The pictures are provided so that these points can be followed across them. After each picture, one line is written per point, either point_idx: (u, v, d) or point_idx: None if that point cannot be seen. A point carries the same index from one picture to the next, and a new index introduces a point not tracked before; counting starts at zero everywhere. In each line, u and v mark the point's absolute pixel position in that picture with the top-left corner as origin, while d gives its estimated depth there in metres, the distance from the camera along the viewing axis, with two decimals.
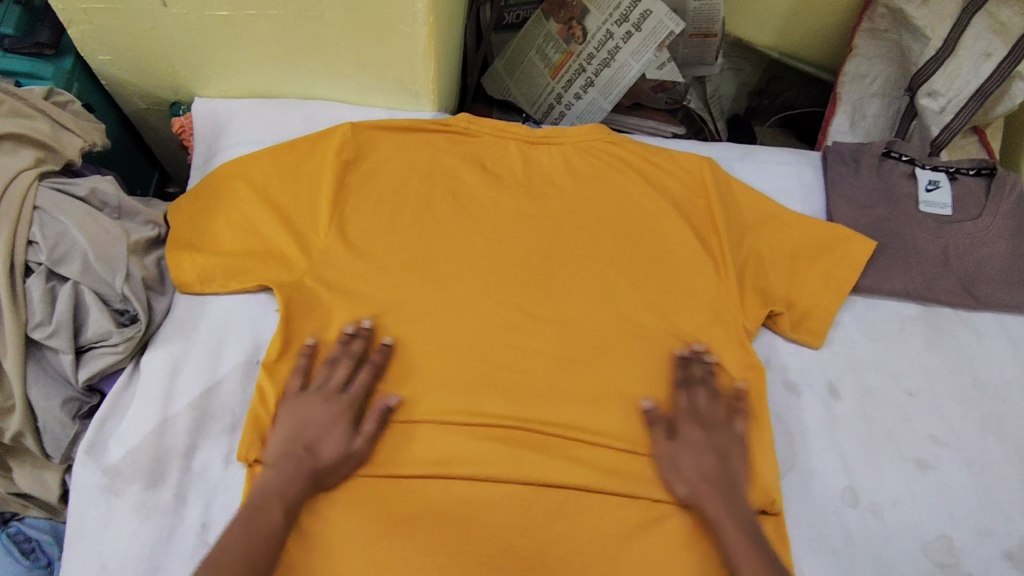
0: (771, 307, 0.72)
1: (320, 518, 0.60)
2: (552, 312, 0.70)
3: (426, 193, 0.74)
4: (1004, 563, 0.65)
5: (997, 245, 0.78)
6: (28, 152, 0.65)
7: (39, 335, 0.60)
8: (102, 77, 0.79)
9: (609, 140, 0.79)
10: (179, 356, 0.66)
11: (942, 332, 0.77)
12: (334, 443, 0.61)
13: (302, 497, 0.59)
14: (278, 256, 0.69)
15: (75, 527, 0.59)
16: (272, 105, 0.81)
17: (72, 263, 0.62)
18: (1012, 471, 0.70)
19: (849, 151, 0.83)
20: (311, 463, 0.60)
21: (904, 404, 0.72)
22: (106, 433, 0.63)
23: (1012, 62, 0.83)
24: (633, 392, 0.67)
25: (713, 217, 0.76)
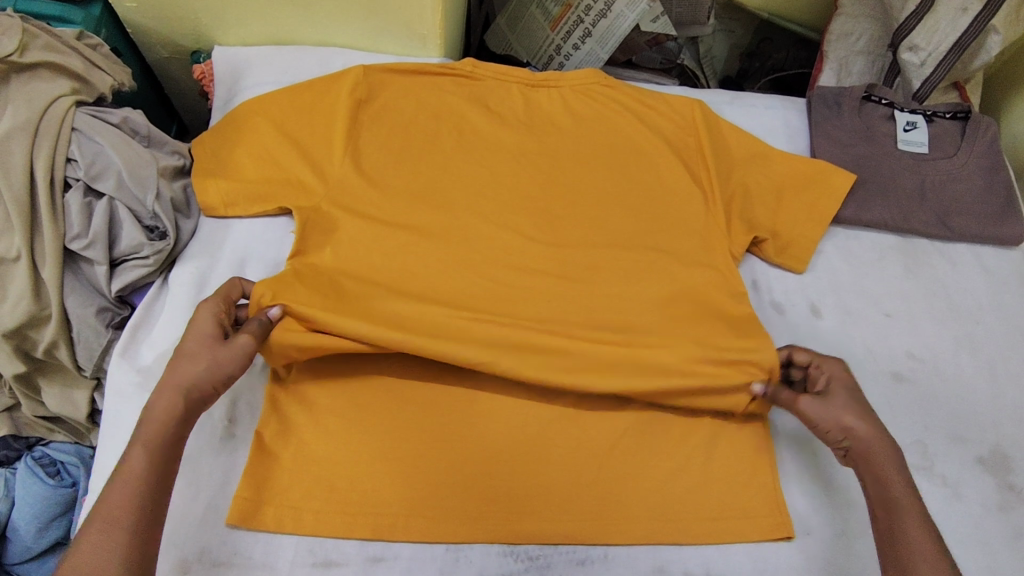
0: (754, 234, 0.77)
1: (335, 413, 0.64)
2: (553, 237, 0.75)
3: (435, 129, 0.79)
4: (976, 466, 0.70)
5: (972, 180, 0.83)
6: (65, 82, 0.70)
7: (77, 246, 0.65)
8: (128, 24, 0.84)
9: (607, 84, 0.84)
10: (205, 271, 0.72)
11: (918, 261, 0.82)
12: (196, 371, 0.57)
13: (168, 421, 0.55)
14: (297, 183, 0.74)
15: (109, 421, 0.64)
16: (289, 51, 0.86)
17: (108, 180, 0.67)
18: (984, 385, 0.75)
19: (831, 95, 0.88)
20: (176, 371, 0.57)
21: (882, 324, 0.77)
22: (139, 340, 0.68)
23: (988, 15, 0.86)
24: (630, 308, 0.71)
25: (703, 153, 0.80)
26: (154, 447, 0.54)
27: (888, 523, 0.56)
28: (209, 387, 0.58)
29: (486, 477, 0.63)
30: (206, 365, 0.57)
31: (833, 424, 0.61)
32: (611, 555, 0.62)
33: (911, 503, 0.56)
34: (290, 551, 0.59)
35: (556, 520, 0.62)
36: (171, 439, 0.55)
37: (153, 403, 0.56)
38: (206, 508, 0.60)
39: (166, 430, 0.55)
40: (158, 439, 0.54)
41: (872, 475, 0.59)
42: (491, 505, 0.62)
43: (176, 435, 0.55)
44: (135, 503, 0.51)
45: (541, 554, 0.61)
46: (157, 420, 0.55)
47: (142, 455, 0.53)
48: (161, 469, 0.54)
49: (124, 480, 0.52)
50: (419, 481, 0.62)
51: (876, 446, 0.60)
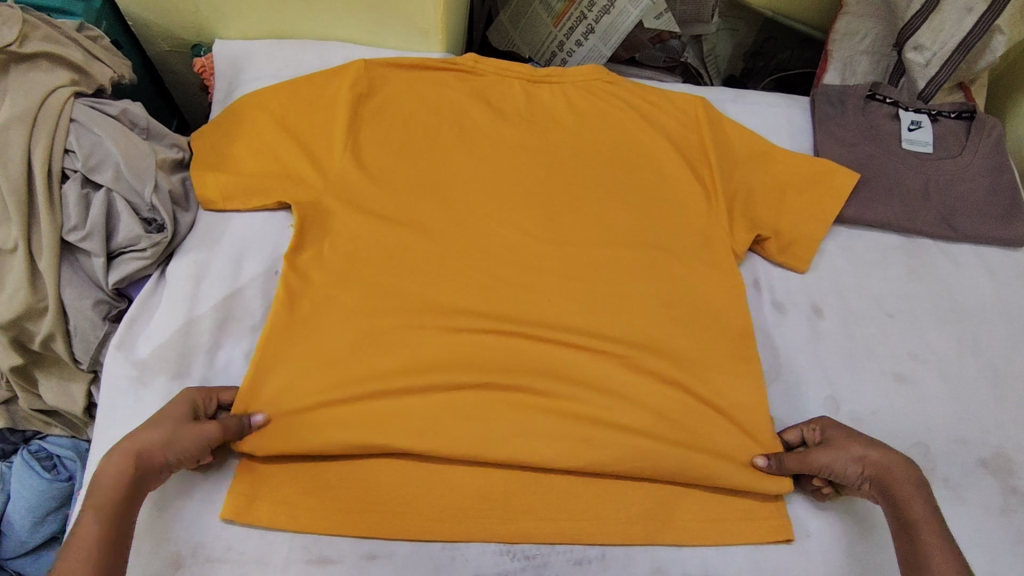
0: (757, 232, 0.76)
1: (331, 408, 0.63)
2: (553, 233, 0.74)
3: (435, 124, 0.79)
4: (978, 469, 0.69)
5: (976, 180, 0.83)
6: (64, 72, 0.69)
7: (74, 238, 0.64)
8: (129, 17, 0.83)
9: (609, 80, 0.83)
10: (203, 265, 0.71)
11: (922, 261, 0.81)
12: (156, 442, 0.56)
13: (117, 487, 0.53)
14: (296, 177, 0.73)
15: (105, 414, 0.64)
16: (290, 45, 0.86)
17: (106, 171, 0.67)
18: (988, 387, 0.74)
19: (835, 93, 0.87)
20: (135, 435, 0.56)
21: (885, 325, 0.77)
22: (135, 334, 0.67)
23: (993, 15, 0.86)
24: (631, 307, 0.71)
25: (706, 151, 0.80)
26: (105, 514, 0.52)
27: (914, 549, 0.57)
28: (156, 457, 0.56)
29: (483, 475, 0.62)
30: (164, 435, 0.56)
31: (847, 462, 0.61)
32: (608, 554, 0.61)
33: (933, 523, 0.57)
34: (284, 548, 0.59)
35: (553, 519, 0.61)
36: (122, 509, 0.53)
37: (104, 465, 0.54)
38: (200, 504, 0.60)
39: (115, 499, 0.53)
40: (110, 505, 0.52)
41: (894, 504, 0.59)
42: (488, 503, 0.61)
43: (126, 504, 0.53)
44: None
45: (538, 553, 0.61)
46: (107, 485, 0.53)
47: (92, 522, 0.52)
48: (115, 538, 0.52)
49: (76, 547, 0.50)
50: (414, 479, 0.62)
51: (894, 471, 0.60)
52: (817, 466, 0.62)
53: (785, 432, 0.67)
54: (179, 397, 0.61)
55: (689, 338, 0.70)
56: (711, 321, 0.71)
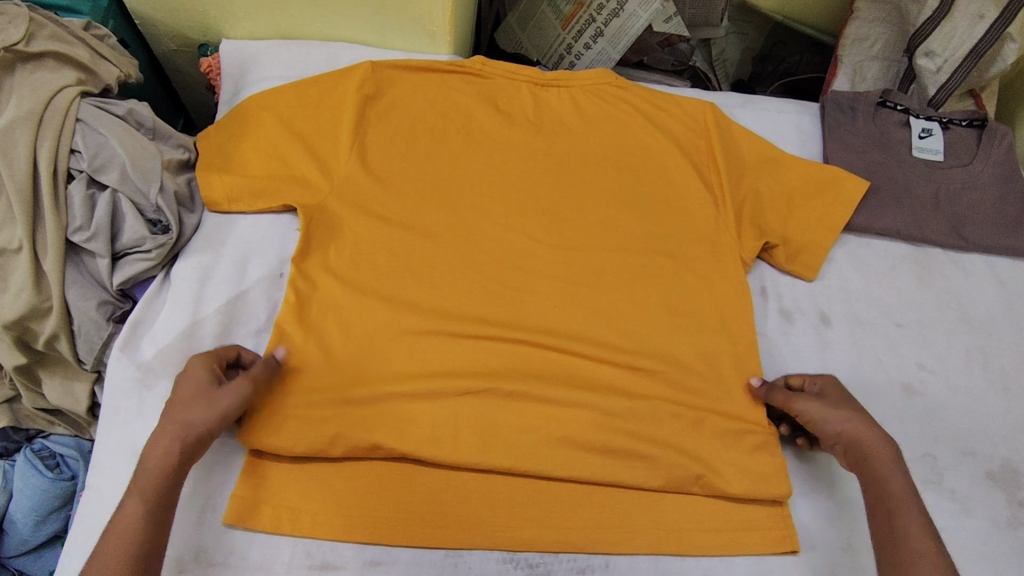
0: (765, 240, 0.76)
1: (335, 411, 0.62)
2: (560, 239, 0.74)
3: (442, 127, 0.78)
4: (986, 482, 0.68)
5: (987, 190, 0.82)
6: (70, 72, 0.69)
7: (79, 238, 0.64)
8: (136, 16, 0.83)
9: (618, 84, 0.83)
10: (208, 266, 0.71)
11: (931, 271, 0.81)
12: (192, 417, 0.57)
13: (165, 465, 0.55)
14: (301, 179, 0.73)
15: (108, 416, 0.64)
16: (297, 45, 0.85)
17: (111, 172, 0.66)
18: (996, 399, 0.73)
19: (845, 100, 0.87)
20: (175, 412, 0.57)
21: (893, 335, 0.76)
22: (139, 335, 0.67)
23: (1004, 22, 0.84)
24: (637, 314, 0.70)
25: (714, 157, 0.79)
26: (150, 497, 0.53)
27: (884, 515, 0.56)
28: (196, 434, 0.56)
29: (486, 482, 0.62)
30: (201, 407, 0.57)
31: (829, 419, 0.62)
32: (612, 564, 0.61)
33: (908, 497, 0.56)
34: (287, 553, 0.59)
35: (556, 527, 0.61)
36: (165, 489, 0.54)
37: (150, 445, 0.56)
38: (203, 507, 0.60)
39: (159, 478, 0.54)
40: (154, 488, 0.54)
41: (868, 470, 0.59)
42: (491, 511, 0.61)
43: (170, 484, 0.54)
44: (127, 559, 0.50)
45: (541, 562, 0.60)
46: (151, 466, 0.54)
47: (134, 505, 0.53)
48: (159, 520, 0.53)
49: (119, 533, 0.51)
50: (417, 486, 0.61)
51: (864, 439, 0.60)
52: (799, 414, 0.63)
53: (789, 376, 0.68)
54: (193, 364, 0.60)
55: (695, 346, 0.69)
56: (718, 330, 0.71)
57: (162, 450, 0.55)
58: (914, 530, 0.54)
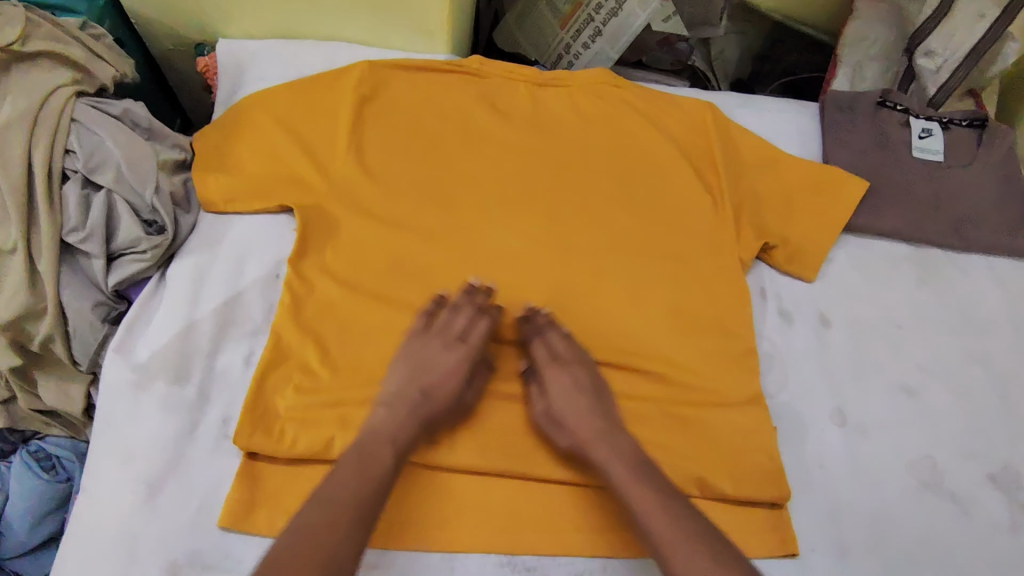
0: (764, 240, 0.75)
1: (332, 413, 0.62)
2: (558, 240, 0.73)
3: (439, 126, 0.78)
4: (986, 484, 0.68)
5: (987, 191, 0.82)
6: (66, 71, 0.69)
7: (73, 239, 0.64)
8: (132, 15, 0.83)
9: (616, 84, 0.83)
10: (204, 267, 0.70)
11: (931, 271, 0.80)
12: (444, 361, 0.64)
13: (388, 407, 0.60)
14: (299, 179, 0.72)
15: (103, 418, 0.63)
16: (294, 44, 0.85)
17: (107, 172, 0.66)
18: (997, 400, 0.73)
19: (845, 100, 0.86)
20: (410, 356, 0.64)
21: (893, 335, 0.76)
22: (134, 336, 0.67)
23: (1006, 21, 0.84)
24: (635, 316, 0.70)
25: (714, 157, 0.79)
26: (398, 448, 0.58)
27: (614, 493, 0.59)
28: (418, 392, 0.62)
29: (484, 485, 0.62)
30: (445, 350, 0.64)
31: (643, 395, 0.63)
32: (609, 567, 0.60)
33: (627, 478, 0.58)
34: None
35: (555, 530, 0.60)
36: (410, 437, 0.59)
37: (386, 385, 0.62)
38: (199, 509, 0.60)
39: (387, 430, 0.58)
40: (400, 440, 0.58)
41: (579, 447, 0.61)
42: (487, 514, 0.60)
43: (405, 421, 0.60)
44: (353, 496, 0.54)
45: (539, 565, 0.60)
46: (396, 415, 0.60)
47: (389, 452, 0.57)
48: (393, 460, 0.57)
49: (347, 475, 0.56)
50: (413, 489, 0.61)
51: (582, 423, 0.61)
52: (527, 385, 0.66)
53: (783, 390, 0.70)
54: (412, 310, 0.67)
55: (694, 348, 0.69)
56: (716, 331, 0.70)
57: (415, 407, 0.60)
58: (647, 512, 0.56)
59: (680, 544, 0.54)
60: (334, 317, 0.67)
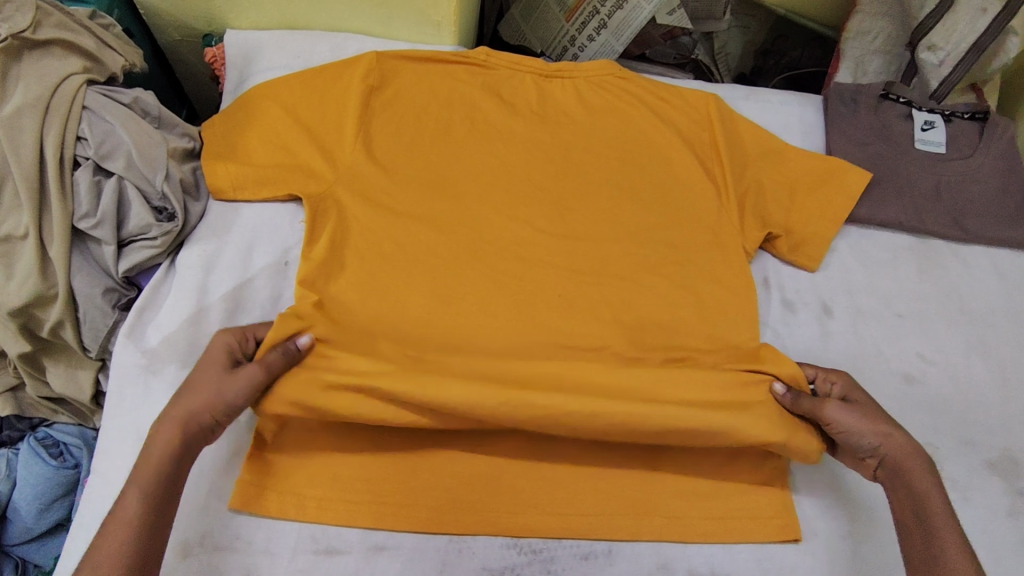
0: (768, 230, 0.76)
1: None
2: (564, 230, 0.74)
3: (446, 116, 0.78)
4: (986, 471, 0.69)
5: (989, 182, 0.82)
6: (76, 60, 0.69)
7: (85, 226, 0.64)
8: (141, 7, 0.83)
9: (622, 75, 0.83)
10: (212, 254, 0.71)
11: (933, 262, 0.81)
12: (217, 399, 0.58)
13: (168, 455, 0.55)
14: (306, 168, 0.73)
15: (114, 402, 0.64)
16: (301, 35, 0.86)
17: (118, 159, 0.67)
18: (996, 390, 0.74)
19: (849, 92, 0.87)
20: (179, 403, 0.57)
21: (894, 324, 0.76)
22: (145, 322, 0.68)
23: (1007, 16, 0.84)
24: (640, 304, 0.71)
25: (717, 149, 0.79)
26: (150, 483, 0.53)
27: (919, 533, 0.56)
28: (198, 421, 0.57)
29: (491, 468, 0.63)
30: (206, 392, 0.58)
31: (867, 430, 0.60)
32: (615, 550, 0.61)
33: (946, 514, 0.55)
34: (292, 538, 0.59)
35: (560, 514, 0.61)
36: (168, 475, 0.54)
37: (154, 435, 0.56)
38: (209, 493, 0.60)
39: (157, 467, 0.54)
40: (156, 483, 0.53)
41: (907, 484, 0.58)
42: (495, 496, 0.62)
43: (175, 467, 0.55)
44: (127, 545, 0.50)
45: (545, 548, 0.61)
46: (153, 458, 0.54)
47: (135, 493, 0.53)
48: (160, 503, 0.53)
49: (122, 519, 0.52)
50: (420, 476, 0.62)
51: (912, 459, 0.59)
52: (831, 423, 0.62)
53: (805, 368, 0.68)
54: (214, 349, 0.61)
55: (699, 337, 0.70)
56: (720, 320, 0.71)
57: (163, 453, 0.55)
58: (953, 553, 0.53)
59: (959, 549, 0.53)
60: (339, 306, 0.67)
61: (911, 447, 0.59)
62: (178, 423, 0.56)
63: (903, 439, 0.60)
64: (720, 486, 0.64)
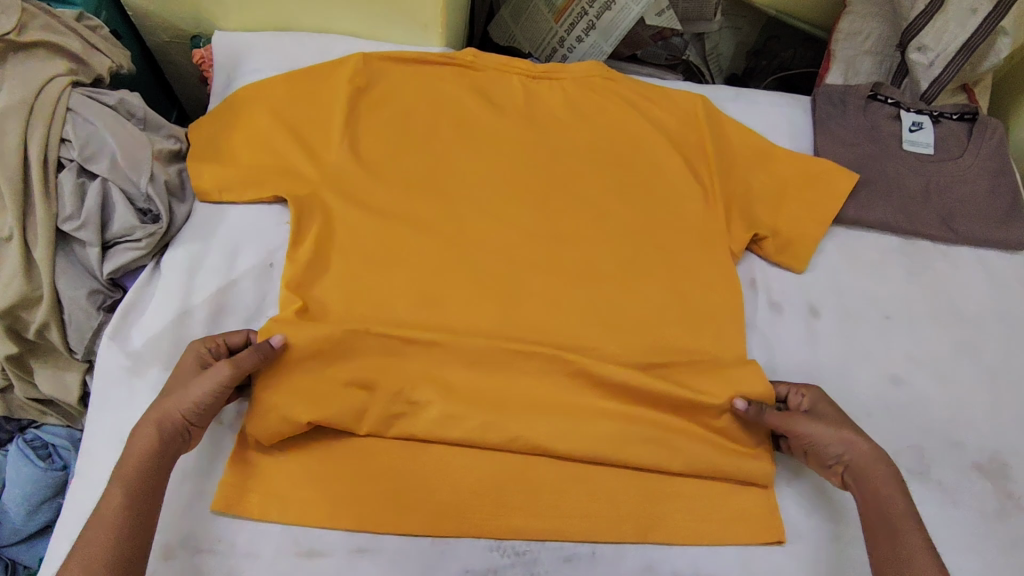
0: (754, 232, 0.76)
1: (326, 385, 0.63)
2: (550, 231, 0.74)
3: (433, 118, 0.78)
4: (972, 473, 0.69)
5: (977, 184, 0.82)
6: (61, 62, 0.69)
7: (69, 227, 0.65)
8: (129, 8, 0.83)
9: (610, 77, 0.83)
10: (197, 255, 0.71)
11: (921, 264, 0.81)
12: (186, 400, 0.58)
13: (145, 458, 0.55)
14: (292, 170, 0.73)
15: (98, 404, 0.64)
16: (289, 37, 0.86)
17: (102, 161, 0.67)
18: (983, 391, 0.73)
19: (837, 93, 0.87)
20: (155, 408, 0.58)
21: (881, 326, 0.76)
22: (129, 324, 0.67)
23: (999, 15, 0.84)
24: (626, 306, 0.70)
25: (704, 151, 0.79)
26: (128, 484, 0.54)
27: (883, 534, 0.56)
28: (173, 420, 0.57)
29: (475, 470, 0.62)
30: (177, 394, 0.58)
31: (835, 440, 0.61)
32: (598, 552, 0.61)
33: (905, 517, 0.56)
34: (275, 541, 0.59)
35: (544, 516, 0.61)
36: (147, 479, 0.55)
37: (131, 442, 0.56)
38: (192, 495, 0.60)
39: (134, 469, 0.54)
40: (137, 482, 0.54)
41: (869, 490, 0.58)
42: (478, 498, 0.61)
43: (153, 469, 0.55)
44: (112, 543, 0.51)
45: (528, 550, 0.61)
46: (131, 463, 0.55)
47: (117, 489, 0.53)
48: (144, 498, 0.54)
49: (104, 517, 0.52)
50: (403, 478, 0.61)
51: (873, 463, 0.59)
52: (802, 434, 0.62)
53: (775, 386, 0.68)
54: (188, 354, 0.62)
55: (685, 339, 0.70)
56: (705, 322, 0.71)
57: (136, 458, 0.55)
58: (916, 555, 0.54)
59: (921, 551, 0.54)
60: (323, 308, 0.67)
61: (870, 451, 0.60)
62: (155, 423, 0.56)
63: (864, 444, 0.60)
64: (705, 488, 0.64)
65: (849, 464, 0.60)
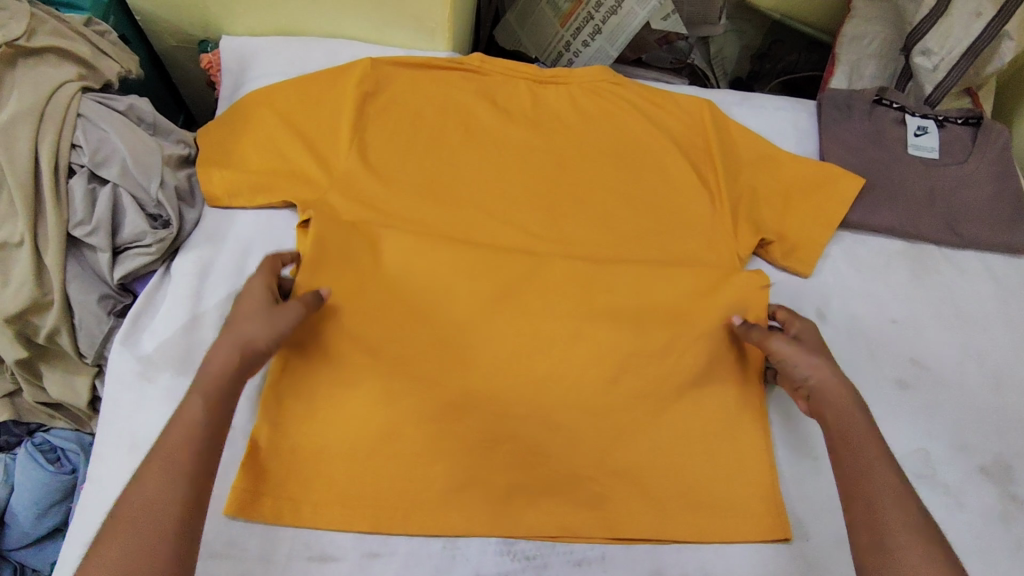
0: (761, 235, 0.76)
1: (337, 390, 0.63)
2: (558, 237, 0.74)
3: (441, 123, 0.79)
4: (978, 476, 0.69)
5: (982, 187, 0.83)
6: (70, 68, 0.69)
7: (80, 233, 0.65)
8: (137, 13, 0.84)
9: (617, 81, 0.83)
10: (207, 260, 0.72)
11: (926, 268, 0.81)
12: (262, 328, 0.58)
13: (202, 415, 0.52)
14: (301, 174, 0.73)
15: (109, 409, 0.64)
16: (297, 40, 0.86)
17: (112, 166, 0.67)
18: (989, 394, 0.74)
19: (842, 97, 0.88)
20: (234, 330, 0.57)
21: (886, 329, 0.77)
22: (139, 329, 0.68)
23: (1003, 19, 0.83)
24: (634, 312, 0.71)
25: (711, 155, 0.79)
26: (190, 444, 0.50)
27: (846, 451, 0.55)
28: (252, 344, 0.57)
29: (484, 476, 0.63)
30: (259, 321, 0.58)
31: (800, 361, 0.61)
32: (608, 556, 0.62)
33: (870, 438, 0.55)
34: (287, 545, 0.59)
35: (554, 520, 0.62)
36: (204, 434, 0.51)
37: (210, 360, 0.55)
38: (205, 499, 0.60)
39: (194, 423, 0.51)
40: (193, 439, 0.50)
41: (833, 411, 0.58)
42: (488, 504, 0.62)
43: (209, 425, 0.52)
44: (165, 500, 0.47)
45: (538, 554, 0.62)
46: (192, 418, 0.51)
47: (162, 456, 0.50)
48: (198, 459, 0.50)
49: (155, 470, 0.48)
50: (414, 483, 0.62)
51: (835, 389, 0.59)
52: (773, 352, 0.63)
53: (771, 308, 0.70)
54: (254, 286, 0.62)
55: None
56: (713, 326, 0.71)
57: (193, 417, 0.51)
58: (881, 477, 0.53)
59: (884, 474, 0.53)
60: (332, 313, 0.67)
61: (839, 379, 0.60)
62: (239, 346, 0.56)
63: (833, 374, 0.60)
64: (713, 493, 0.65)
65: (816, 387, 0.60)
